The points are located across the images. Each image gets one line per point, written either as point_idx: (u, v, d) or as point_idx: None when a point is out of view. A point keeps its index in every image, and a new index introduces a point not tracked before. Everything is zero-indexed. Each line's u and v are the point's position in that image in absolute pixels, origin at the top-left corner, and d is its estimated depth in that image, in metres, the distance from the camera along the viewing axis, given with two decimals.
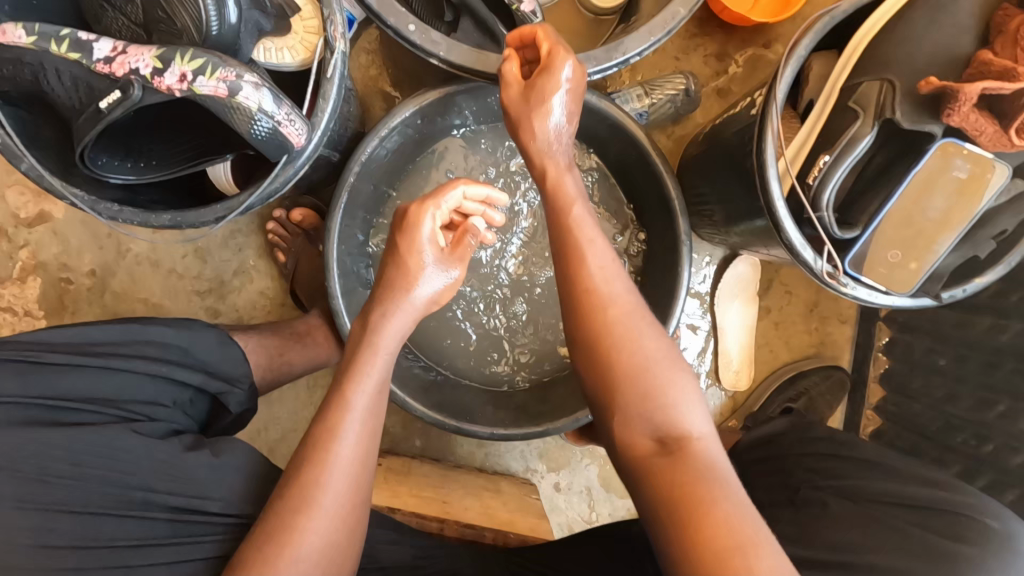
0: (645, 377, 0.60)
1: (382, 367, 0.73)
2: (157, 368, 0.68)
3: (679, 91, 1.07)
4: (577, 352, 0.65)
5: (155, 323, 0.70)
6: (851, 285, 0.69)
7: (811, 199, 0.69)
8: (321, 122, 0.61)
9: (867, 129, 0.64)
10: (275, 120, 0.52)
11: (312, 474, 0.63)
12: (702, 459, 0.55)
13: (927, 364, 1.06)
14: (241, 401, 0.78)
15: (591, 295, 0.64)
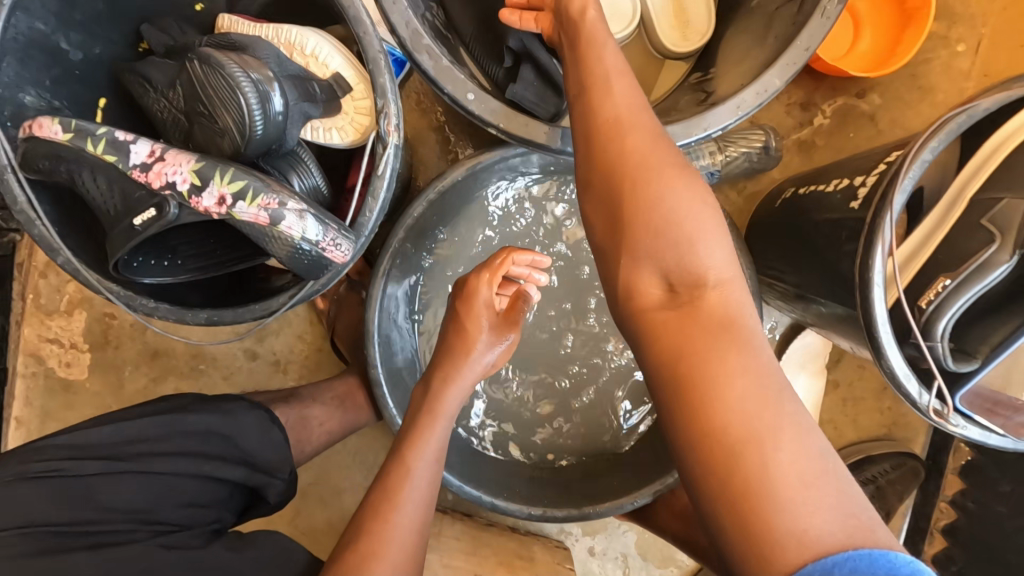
0: (666, 222, 0.52)
1: (441, 435, 0.73)
2: (196, 468, 0.63)
3: (755, 148, 0.97)
4: (590, 198, 0.57)
5: (194, 413, 0.66)
6: (961, 424, 0.60)
7: (922, 325, 0.59)
8: (366, 226, 0.56)
9: (1004, 256, 0.55)
10: (318, 246, 0.47)
11: (372, 541, 0.62)
12: (719, 310, 0.49)
13: (1021, 468, 0.94)
14: (282, 492, 0.72)
15: (609, 124, 0.55)
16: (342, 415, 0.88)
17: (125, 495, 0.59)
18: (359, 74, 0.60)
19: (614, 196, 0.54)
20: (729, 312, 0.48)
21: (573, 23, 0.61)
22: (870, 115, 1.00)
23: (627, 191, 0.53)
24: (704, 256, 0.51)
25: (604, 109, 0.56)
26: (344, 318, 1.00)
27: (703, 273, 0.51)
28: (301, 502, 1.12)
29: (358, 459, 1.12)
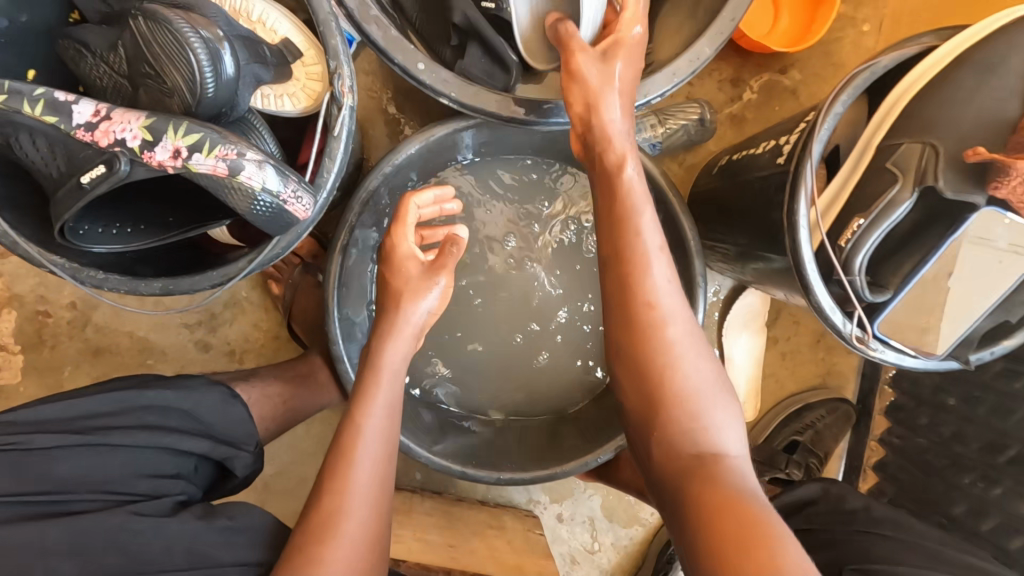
0: (689, 405, 0.58)
1: (387, 389, 0.70)
2: (158, 440, 0.61)
3: (692, 120, 1.03)
4: (621, 370, 0.63)
5: (151, 389, 0.64)
6: (879, 348, 0.67)
7: (842, 261, 0.66)
8: (325, 185, 0.56)
9: (906, 194, 0.61)
10: (279, 197, 0.47)
11: (330, 501, 0.61)
12: (733, 476, 0.55)
13: (935, 402, 1.05)
14: (247, 464, 0.72)
15: (646, 333, 0.61)
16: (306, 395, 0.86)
17: (82, 469, 0.57)
18: (309, 41, 0.61)
19: (643, 374, 0.60)
20: (742, 484, 0.54)
21: (610, 176, 0.67)
22: (792, 89, 1.08)
23: (648, 359, 0.60)
24: (716, 433, 0.58)
25: (627, 293, 0.62)
26: (302, 300, 0.99)
27: (717, 449, 0.57)
28: (264, 494, 1.09)
29: (322, 446, 1.10)
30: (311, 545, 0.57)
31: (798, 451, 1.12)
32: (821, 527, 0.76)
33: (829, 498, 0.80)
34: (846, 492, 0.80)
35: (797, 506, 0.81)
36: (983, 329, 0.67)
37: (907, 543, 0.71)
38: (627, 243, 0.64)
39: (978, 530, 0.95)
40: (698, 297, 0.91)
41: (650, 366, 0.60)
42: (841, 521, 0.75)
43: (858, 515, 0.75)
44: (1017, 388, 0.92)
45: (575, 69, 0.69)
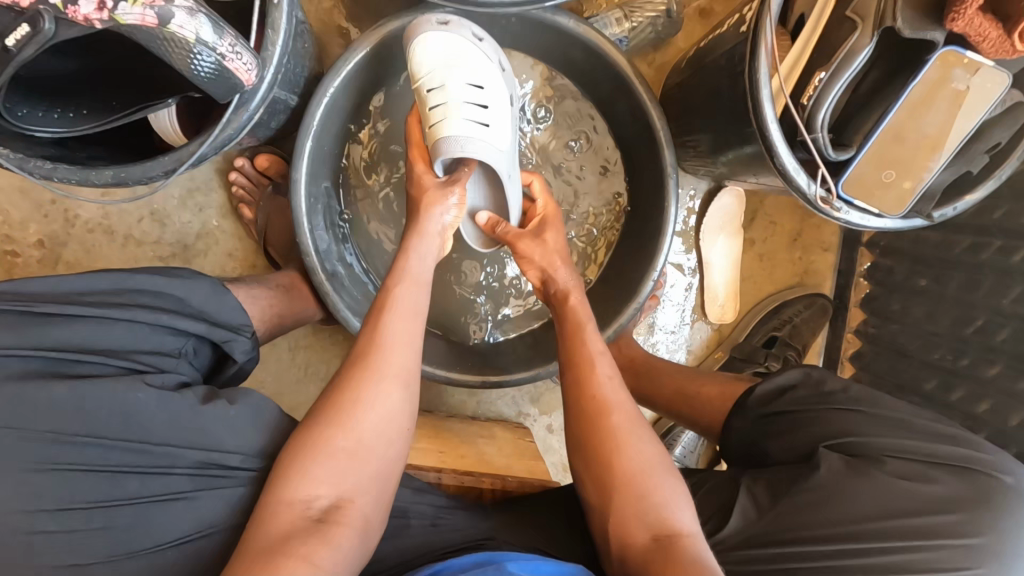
0: (641, 482, 0.65)
1: (419, 265, 0.75)
2: (156, 318, 0.62)
3: (660, 12, 0.99)
4: (580, 461, 0.70)
5: (138, 273, 0.64)
6: (844, 209, 0.67)
7: (806, 120, 0.65)
8: (271, 56, 0.55)
9: (866, 40, 0.60)
10: (216, 52, 0.47)
11: (373, 344, 0.67)
12: (690, 551, 0.59)
13: (908, 286, 1.07)
14: (246, 351, 0.72)
15: (599, 441, 0.69)
16: None
17: (66, 357, 0.56)
18: None
19: (602, 485, 0.67)
20: (698, 556, 0.59)
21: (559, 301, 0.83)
22: None
23: (619, 499, 0.65)
24: (675, 516, 0.63)
25: (589, 405, 0.72)
26: (275, 223, 0.98)
27: (675, 528, 0.62)
28: None
29: (310, 372, 1.12)
30: (355, 377, 0.64)
31: (777, 345, 1.15)
32: (798, 410, 0.75)
33: (809, 382, 0.78)
34: (827, 375, 0.78)
35: (778, 392, 0.78)
36: (943, 183, 0.68)
37: (878, 418, 0.72)
38: (583, 327, 0.79)
39: (948, 401, 0.99)
40: (671, 192, 0.90)
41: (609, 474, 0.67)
42: (821, 403, 0.75)
43: (838, 395, 0.75)
44: (985, 260, 0.94)
45: (521, 248, 0.85)
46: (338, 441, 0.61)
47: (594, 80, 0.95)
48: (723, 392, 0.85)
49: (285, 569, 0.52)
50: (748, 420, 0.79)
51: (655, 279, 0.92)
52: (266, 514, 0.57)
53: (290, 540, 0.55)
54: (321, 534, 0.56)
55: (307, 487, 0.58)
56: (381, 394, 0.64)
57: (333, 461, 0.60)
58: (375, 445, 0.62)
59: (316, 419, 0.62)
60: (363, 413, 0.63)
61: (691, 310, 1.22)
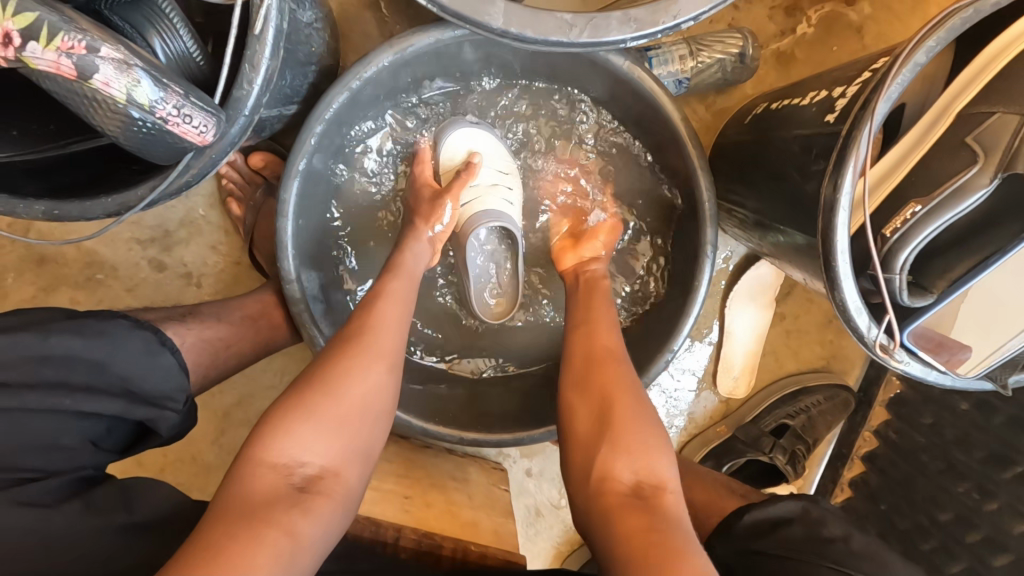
0: (635, 423, 0.61)
1: (415, 263, 0.74)
2: (53, 403, 0.51)
3: (730, 54, 0.86)
4: (573, 381, 0.66)
5: (56, 335, 0.53)
6: (905, 360, 0.57)
7: (883, 256, 0.54)
8: (242, 103, 0.50)
9: (984, 180, 0.48)
10: (154, 114, 0.45)
11: (366, 328, 0.65)
12: (673, 512, 0.55)
13: (944, 403, 0.96)
14: (176, 424, 0.61)
15: (597, 362, 0.66)
16: (261, 331, 0.79)
17: None
18: None
19: (596, 418, 0.62)
20: (681, 517, 0.54)
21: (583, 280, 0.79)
22: (857, 26, 0.90)
23: (608, 438, 0.60)
24: (662, 467, 0.59)
25: (597, 331, 0.69)
26: (264, 226, 0.89)
27: (661, 479, 0.58)
28: (223, 424, 1.05)
29: (285, 380, 1.05)
30: (341, 357, 0.62)
31: (785, 436, 1.05)
32: (791, 557, 0.66)
33: (807, 520, 0.70)
34: (827, 516, 0.70)
35: (772, 523, 0.70)
36: None
37: None
38: (593, 283, 0.78)
39: (962, 541, 0.90)
40: (703, 271, 0.79)
41: (608, 411, 0.61)
42: (818, 553, 0.66)
43: (837, 547, 0.67)
44: None
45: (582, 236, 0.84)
46: (323, 411, 0.58)
47: (639, 126, 0.82)
48: (708, 500, 0.81)
49: (263, 534, 0.48)
50: (733, 550, 0.71)
51: (669, 362, 0.81)
52: (241, 476, 0.54)
53: (270, 504, 0.51)
54: (303, 505, 0.53)
55: (291, 452, 0.56)
56: (373, 374, 0.62)
57: (322, 434, 0.57)
58: (365, 424, 0.60)
59: (292, 404, 0.58)
60: (345, 400, 0.59)
61: (700, 377, 1.13)
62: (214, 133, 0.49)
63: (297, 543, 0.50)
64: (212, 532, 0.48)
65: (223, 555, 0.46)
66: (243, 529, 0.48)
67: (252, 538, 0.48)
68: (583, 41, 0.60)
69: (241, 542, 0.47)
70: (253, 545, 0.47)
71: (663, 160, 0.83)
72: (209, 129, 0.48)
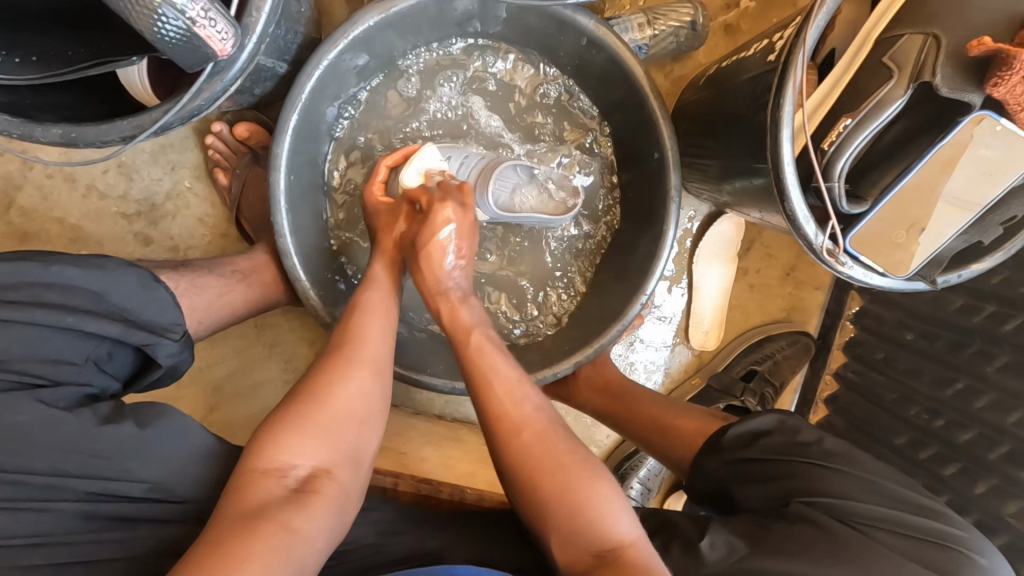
0: (571, 494, 0.62)
1: (390, 272, 0.80)
2: (57, 320, 0.56)
3: (684, 23, 0.95)
4: (492, 447, 0.68)
5: (58, 264, 0.57)
6: (848, 264, 0.64)
7: (823, 167, 0.61)
8: (254, 26, 0.53)
9: (899, 92, 0.57)
10: (186, 16, 0.45)
11: (352, 337, 0.70)
12: (638, 567, 0.59)
13: (893, 337, 1.05)
14: (174, 353, 0.65)
15: (503, 423, 0.67)
16: (249, 290, 0.80)
17: None
18: None
19: (536, 509, 0.64)
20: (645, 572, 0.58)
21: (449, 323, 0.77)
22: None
23: (556, 517, 0.63)
24: (615, 527, 0.62)
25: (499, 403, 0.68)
26: (250, 194, 0.92)
27: (618, 537, 0.61)
28: (213, 399, 1.05)
29: (275, 352, 1.07)
30: (332, 366, 0.66)
31: (755, 380, 1.13)
32: (771, 459, 0.74)
33: (784, 429, 0.77)
34: (801, 425, 0.77)
35: (753, 438, 0.77)
36: (953, 249, 0.65)
37: (854, 477, 0.71)
38: (466, 338, 0.74)
39: (916, 459, 0.99)
40: (670, 215, 0.86)
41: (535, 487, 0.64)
42: (796, 453, 0.74)
43: (811, 449, 0.74)
44: (976, 324, 0.92)
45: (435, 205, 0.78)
46: (310, 420, 0.61)
47: (606, 86, 0.89)
48: (696, 427, 0.86)
49: (263, 530, 0.52)
50: (723, 461, 0.78)
51: (644, 303, 0.88)
52: (240, 483, 0.56)
53: (268, 504, 0.55)
54: (299, 502, 0.56)
55: (285, 456, 0.59)
56: (359, 381, 0.66)
57: (309, 436, 0.61)
58: (354, 426, 0.64)
59: (281, 416, 0.61)
60: (336, 404, 0.63)
61: (674, 332, 1.20)
62: (233, 42, 0.49)
63: (295, 534, 0.53)
64: (210, 539, 0.51)
65: (224, 557, 0.49)
66: (244, 527, 0.52)
67: (253, 536, 0.51)
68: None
69: (240, 542, 0.50)
70: (252, 542, 0.50)
71: (628, 120, 0.91)
72: (230, 40, 0.49)
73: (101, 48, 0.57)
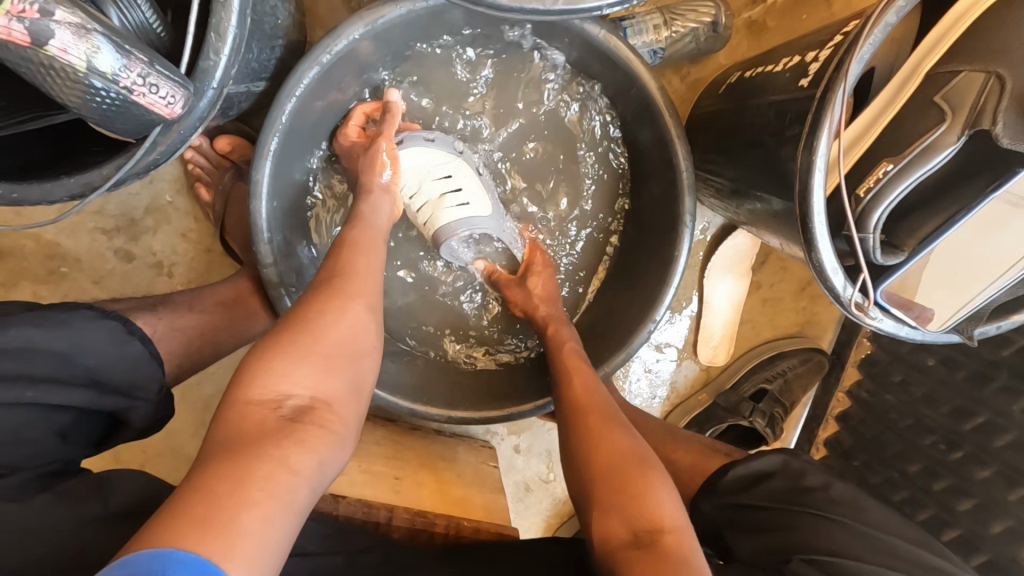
0: (625, 469, 0.64)
1: (375, 216, 0.73)
2: (15, 395, 0.49)
3: (703, 24, 0.86)
4: (566, 424, 0.74)
5: (16, 326, 0.51)
6: (878, 317, 0.59)
7: (857, 216, 0.55)
8: (209, 74, 0.50)
9: (952, 138, 0.50)
10: (118, 84, 0.45)
11: (343, 271, 0.65)
12: (676, 549, 0.57)
13: (913, 362, 1.00)
14: (148, 414, 0.61)
15: (578, 407, 0.74)
16: (228, 322, 0.76)
17: None
18: None
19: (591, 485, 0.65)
20: (685, 553, 0.56)
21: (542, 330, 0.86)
22: None
23: (615, 484, 0.64)
24: (660, 507, 0.61)
25: (581, 399, 0.75)
26: (234, 213, 0.86)
27: (661, 520, 0.60)
28: (204, 416, 1.02)
29: None
30: (323, 301, 0.62)
31: (763, 400, 1.09)
32: (774, 509, 0.70)
33: (788, 472, 0.73)
34: (808, 467, 0.74)
35: (753, 478, 0.74)
36: (996, 303, 0.60)
37: (861, 532, 0.66)
38: (561, 342, 0.83)
39: (929, 490, 0.95)
40: (683, 242, 0.80)
41: (597, 467, 0.66)
42: (801, 502, 0.70)
43: (815, 495, 0.70)
44: (1002, 358, 0.86)
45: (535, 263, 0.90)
46: (309, 351, 0.57)
47: (615, 97, 0.82)
48: (697, 461, 0.83)
49: (261, 464, 0.48)
50: (721, 508, 0.74)
51: (650, 333, 0.83)
52: (233, 415, 0.52)
53: (263, 436, 0.51)
54: (296, 436, 0.52)
55: (281, 387, 0.55)
56: (353, 313, 0.62)
57: (308, 369, 0.57)
58: (350, 363, 0.60)
59: (273, 347, 0.57)
60: (329, 342, 0.59)
61: (681, 347, 1.15)
62: (182, 103, 0.49)
63: (294, 472, 0.49)
64: (206, 471, 0.47)
65: (217, 489, 0.45)
66: (234, 462, 0.47)
67: (248, 470, 0.47)
68: (558, 9, 0.59)
69: (237, 473, 0.46)
70: (249, 476, 0.46)
71: (639, 132, 0.83)
72: (177, 99, 0.49)
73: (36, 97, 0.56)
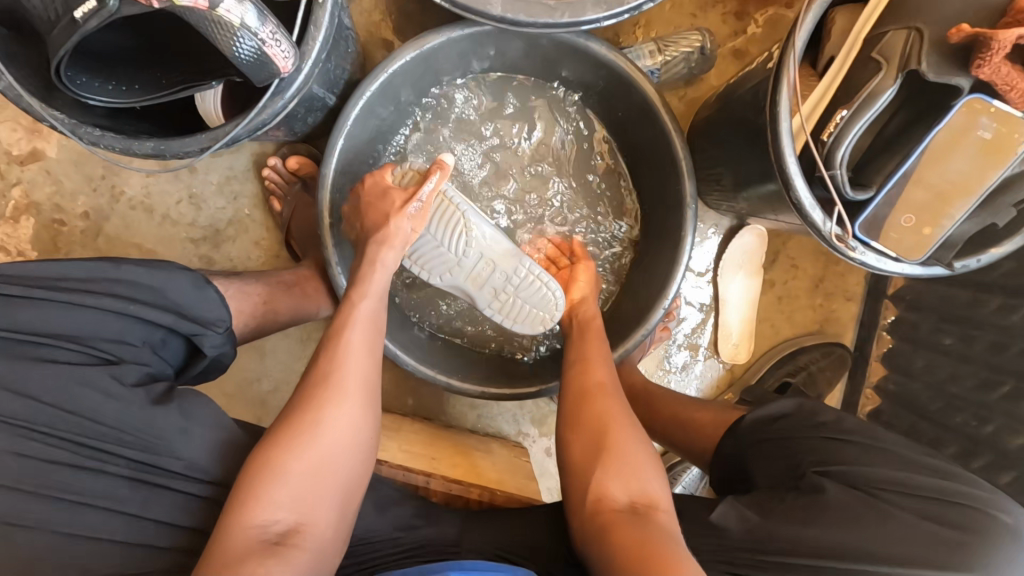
0: (622, 452, 0.68)
1: (379, 279, 0.75)
2: (120, 306, 0.64)
3: (694, 49, 1.02)
4: (571, 405, 0.75)
5: (127, 264, 0.67)
6: (860, 250, 0.66)
7: (824, 157, 0.65)
8: (311, 50, 0.64)
9: (889, 82, 0.61)
10: (258, 39, 0.56)
11: (335, 365, 0.66)
12: (664, 525, 0.61)
13: (931, 344, 1.03)
14: (218, 344, 0.73)
15: (591, 390, 0.75)
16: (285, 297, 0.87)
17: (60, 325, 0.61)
18: None
19: (587, 465, 0.68)
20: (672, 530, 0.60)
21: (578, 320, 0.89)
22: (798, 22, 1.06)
23: (606, 464, 0.67)
24: (654, 486, 0.66)
25: (584, 382, 0.77)
26: (299, 217, 1.02)
27: (652, 499, 0.64)
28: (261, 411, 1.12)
29: None
30: (316, 397, 0.63)
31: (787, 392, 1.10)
32: (795, 436, 0.74)
33: (803, 413, 0.77)
34: (821, 406, 0.77)
35: (771, 419, 0.78)
36: (966, 233, 0.67)
37: (875, 451, 0.71)
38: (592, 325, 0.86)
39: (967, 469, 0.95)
40: (688, 221, 0.88)
41: (592, 446, 0.69)
42: (813, 432, 0.74)
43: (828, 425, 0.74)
44: (1013, 322, 0.91)
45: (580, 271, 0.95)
46: (291, 466, 0.59)
47: (619, 106, 0.94)
48: (714, 419, 0.86)
49: None
50: (742, 442, 0.78)
51: (665, 310, 0.90)
52: (223, 535, 0.55)
53: (244, 561, 0.52)
54: (280, 558, 0.53)
55: (270, 509, 0.56)
56: (344, 415, 0.63)
57: (293, 483, 0.58)
58: (341, 462, 0.61)
59: (264, 458, 0.59)
60: (318, 441, 0.61)
61: (703, 347, 1.20)
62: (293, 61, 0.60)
63: None
64: None
65: None
66: None
67: None
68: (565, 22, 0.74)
69: None
70: None
71: (642, 135, 0.95)
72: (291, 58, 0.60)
73: (179, 75, 0.65)
